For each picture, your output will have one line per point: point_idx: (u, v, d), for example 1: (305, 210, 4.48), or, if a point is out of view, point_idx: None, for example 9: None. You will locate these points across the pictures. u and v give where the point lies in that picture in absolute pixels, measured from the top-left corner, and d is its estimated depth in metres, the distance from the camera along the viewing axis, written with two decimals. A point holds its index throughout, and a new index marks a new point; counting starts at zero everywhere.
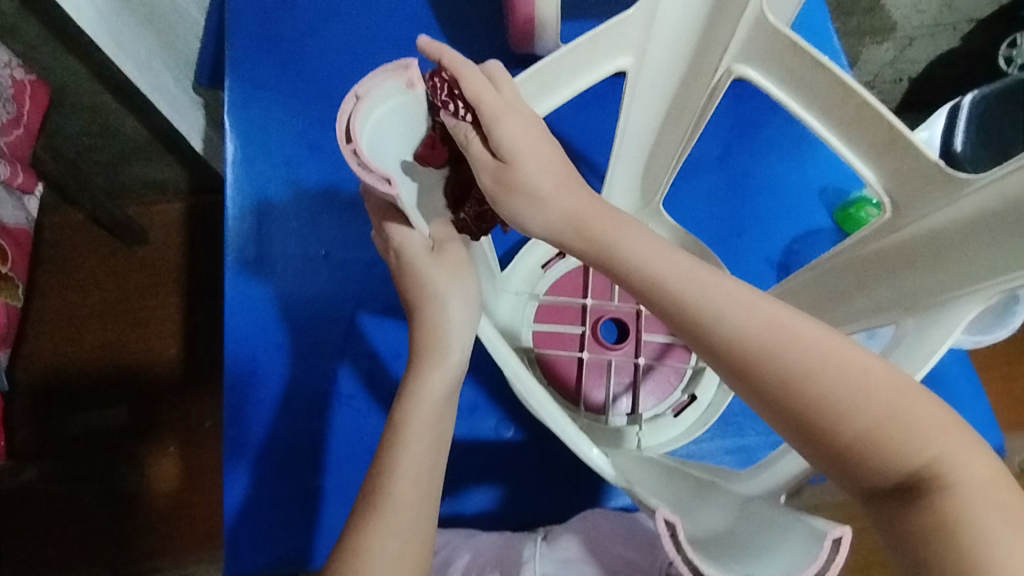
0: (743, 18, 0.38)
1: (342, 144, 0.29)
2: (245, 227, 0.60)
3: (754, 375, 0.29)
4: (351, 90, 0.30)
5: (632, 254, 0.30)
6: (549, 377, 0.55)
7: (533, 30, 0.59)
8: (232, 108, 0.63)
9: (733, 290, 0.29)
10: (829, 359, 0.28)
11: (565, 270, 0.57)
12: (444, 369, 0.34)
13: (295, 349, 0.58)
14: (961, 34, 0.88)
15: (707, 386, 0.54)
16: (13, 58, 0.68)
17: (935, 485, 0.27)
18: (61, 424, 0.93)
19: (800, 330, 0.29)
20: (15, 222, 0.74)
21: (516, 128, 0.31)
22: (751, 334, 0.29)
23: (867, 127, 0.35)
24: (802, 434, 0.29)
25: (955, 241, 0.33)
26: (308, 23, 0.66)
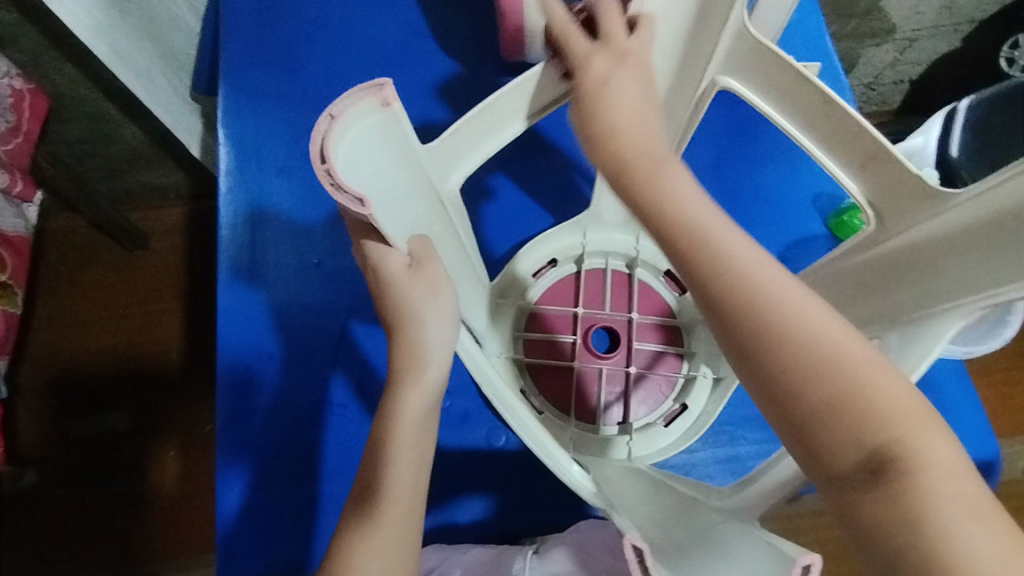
0: (725, 33, 0.37)
1: (316, 164, 0.29)
2: (238, 235, 0.60)
3: (731, 321, 0.27)
4: (325, 109, 0.30)
5: (667, 191, 0.29)
6: (538, 386, 0.55)
7: (523, 38, 0.59)
8: (226, 117, 0.63)
9: (725, 236, 0.28)
10: (812, 314, 0.26)
11: (556, 278, 0.57)
12: (426, 384, 0.34)
13: (288, 357, 0.58)
14: (962, 35, 0.87)
15: (699, 395, 0.54)
16: (12, 67, 0.69)
17: (897, 470, 0.24)
18: (64, 428, 0.94)
19: (788, 282, 0.27)
20: (14, 230, 0.74)
21: (604, 70, 0.33)
22: (738, 278, 0.27)
23: (851, 140, 0.35)
24: (769, 393, 0.27)
25: (936, 254, 0.32)
26: (301, 30, 0.67)
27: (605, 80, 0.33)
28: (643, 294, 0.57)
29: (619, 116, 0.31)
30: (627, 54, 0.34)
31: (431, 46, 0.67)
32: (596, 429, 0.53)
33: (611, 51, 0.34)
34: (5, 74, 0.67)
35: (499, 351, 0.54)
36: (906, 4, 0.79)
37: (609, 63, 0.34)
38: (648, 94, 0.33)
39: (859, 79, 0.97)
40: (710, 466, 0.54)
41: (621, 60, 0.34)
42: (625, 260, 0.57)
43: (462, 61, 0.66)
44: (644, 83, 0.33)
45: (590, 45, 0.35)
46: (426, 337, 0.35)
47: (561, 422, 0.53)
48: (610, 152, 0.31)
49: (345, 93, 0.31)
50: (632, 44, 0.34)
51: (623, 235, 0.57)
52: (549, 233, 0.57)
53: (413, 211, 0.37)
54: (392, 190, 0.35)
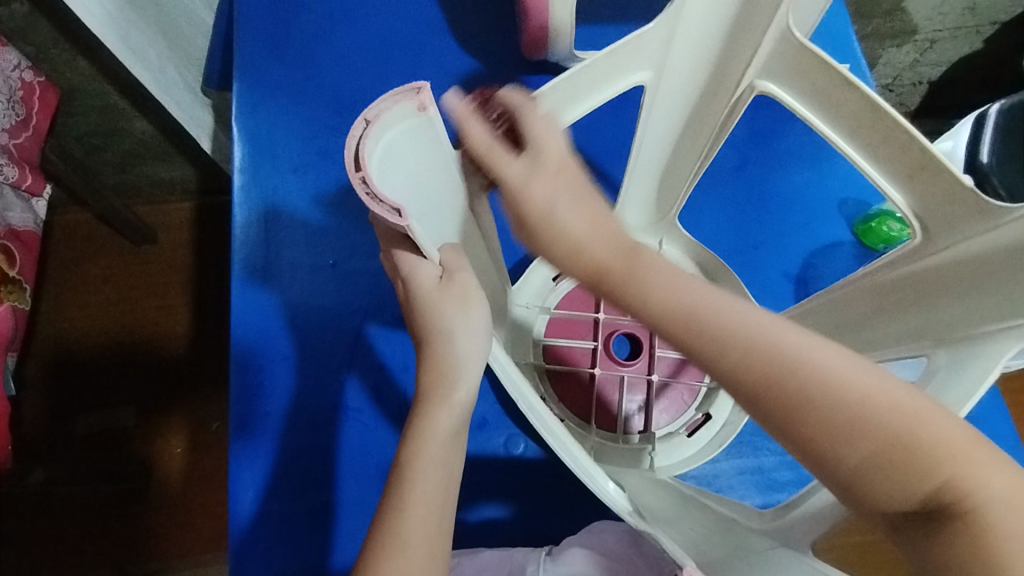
0: (766, 35, 0.37)
1: (351, 172, 0.28)
2: (252, 233, 0.59)
3: (756, 393, 0.27)
4: (361, 114, 0.29)
5: (657, 285, 0.29)
6: (557, 394, 0.54)
7: (546, 36, 0.58)
8: (240, 113, 0.62)
9: (730, 313, 0.28)
10: (839, 369, 0.26)
11: (577, 284, 0.56)
12: (452, 405, 0.34)
13: (303, 361, 0.57)
14: (984, 37, 0.85)
15: (723, 404, 0.53)
16: (23, 60, 0.68)
17: (955, 511, 0.24)
18: (69, 425, 0.94)
19: (805, 343, 0.27)
20: (22, 225, 0.74)
21: (544, 193, 0.31)
22: (753, 352, 0.27)
23: (898, 151, 0.34)
24: (807, 456, 0.27)
25: (985, 272, 0.32)
26: (317, 25, 0.65)
27: (548, 206, 0.31)
28: None
29: (577, 231, 0.30)
30: (558, 164, 0.33)
31: (449, 43, 0.65)
32: (617, 438, 0.52)
33: (541, 170, 0.32)
34: (17, 67, 0.66)
35: (520, 355, 0.53)
36: (930, 5, 0.77)
37: (546, 182, 0.32)
38: (592, 202, 0.31)
39: (877, 79, 0.96)
40: (733, 478, 0.53)
41: (557, 175, 0.32)
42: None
43: (481, 58, 0.65)
44: (583, 192, 0.32)
45: (518, 163, 0.33)
46: (460, 349, 0.35)
47: (582, 430, 0.52)
48: (581, 268, 0.30)
49: (382, 96, 0.30)
50: (561, 157, 0.33)
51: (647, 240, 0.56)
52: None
53: (443, 219, 0.37)
54: (425, 198, 0.34)
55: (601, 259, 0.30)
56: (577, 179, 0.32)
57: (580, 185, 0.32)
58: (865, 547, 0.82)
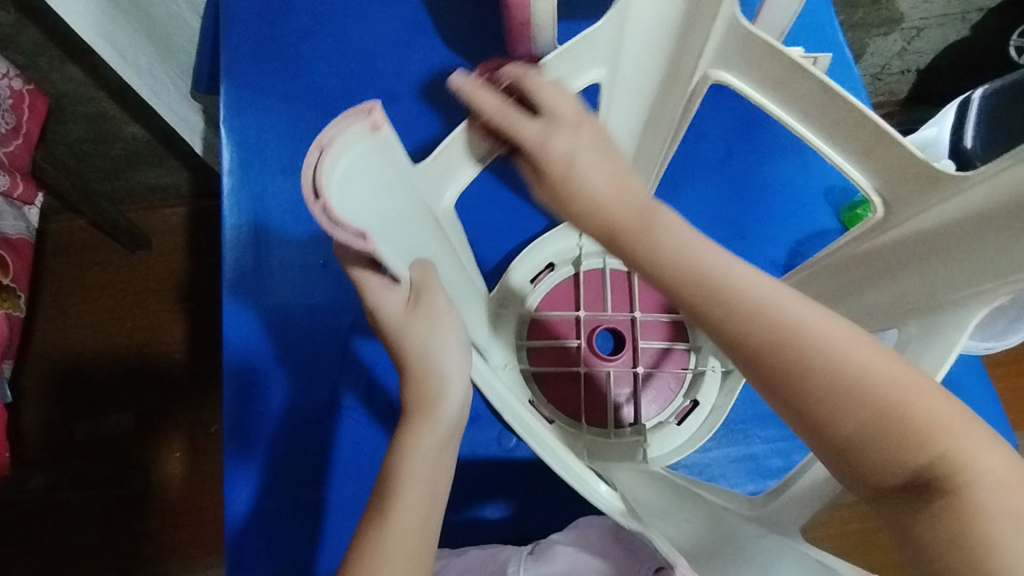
0: (716, 24, 0.39)
1: (310, 202, 0.28)
2: (242, 234, 0.60)
3: (737, 343, 0.27)
4: (314, 141, 0.29)
5: (666, 243, 0.29)
6: (546, 396, 0.55)
7: (529, 32, 0.58)
8: (227, 114, 0.62)
9: (734, 276, 0.28)
10: (821, 327, 0.27)
11: (556, 281, 0.57)
12: (438, 423, 0.35)
13: (295, 359, 0.57)
14: (970, 24, 0.85)
15: (709, 390, 0.53)
16: (11, 68, 0.68)
17: (944, 487, 0.24)
18: (67, 430, 0.94)
19: (804, 314, 0.27)
20: (15, 233, 0.74)
21: (564, 148, 0.33)
22: (737, 304, 0.27)
23: (852, 129, 0.36)
24: (806, 422, 0.27)
25: (950, 248, 0.32)
26: (302, 27, 0.66)
27: (570, 157, 0.32)
28: (644, 293, 0.57)
29: (598, 189, 0.31)
30: (579, 123, 0.34)
31: (434, 40, 0.66)
32: (608, 435, 0.53)
33: (561, 126, 0.34)
34: (4, 75, 0.67)
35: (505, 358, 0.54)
36: None
37: (566, 138, 0.33)
38: (613, 159, 0.32)
39: (865, 70, 0.96)
40: (725, 466, 0.54)
41: (576, 131, 0.34)
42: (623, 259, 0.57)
43: (466, 56, 0.65)
44: (607, 150, 0.33)
45: (536, 126, 0.35)
46: (442, 364, 0.36)
47: (573, 430, 0.53)
48: (598, 223, 0.31)
49: (334, 121, 0.30)
50: (578, 114, 0.35)
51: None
52: (546, 237, 0.56)
53: (409, 234, 0.37)
54: (387, 214, 0.35)
55: (621, 216, 0.30)
56: (599, 135, 0.34)
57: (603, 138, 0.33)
58: (863, 535, 0.82)
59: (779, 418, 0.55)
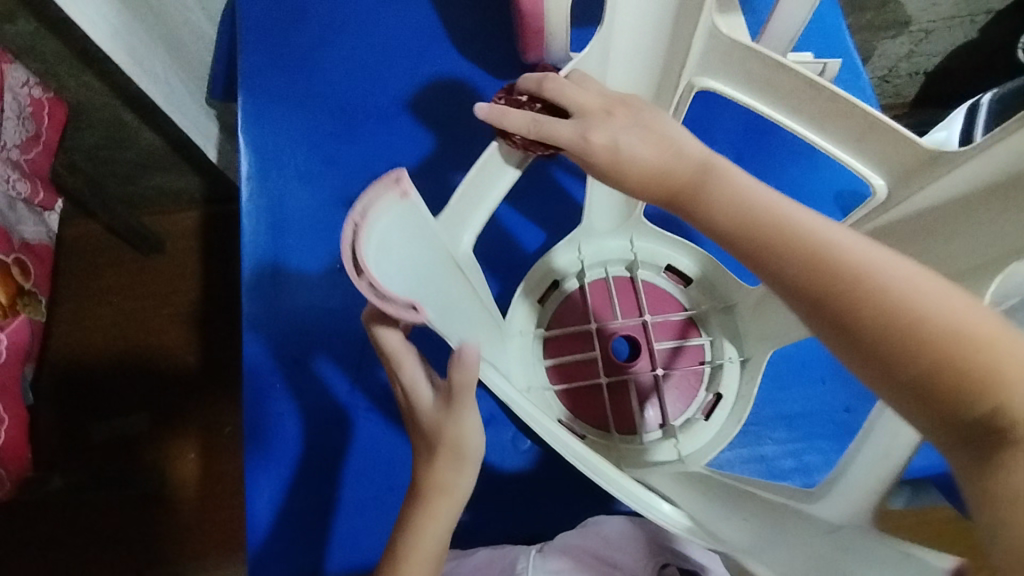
0: (698, 35, 0.41)
1: (356, 278, 0.30)
2: (260, 240, 0.61)
3: (795, 281, 0.29)
4: (349, 214, 0.31)
5: (726, 196, 0.32)
6: (574, 412, 0.55)
7: (542, 38, 0.59)
8: (246, 122, 0.64)
9: (796, 219, 0.30)
10: (874, 256, 0.28)
11: (562, 299, 0.57)
12: (450, 509, 0.38)
13: (313, 362, 0.58)
14: (978, 26, 0.85)
15: (731, 381, 0.54)
16: (31, 77, 0.69)
17: (1004, 437, 0.23)
18: (84, 432, 0.95)
19: (868, 253, 0.28)
20: (35, 238, 0.76)
21: (605, 137, 0.37)
22: (789, 238, 0.29)
23: (857, 125, 0.37)
24: (864, 359, 0.27)
25: (956, 227, 0.34)
26: (317, 35, 0.67)
27: (614, 143, 0.36)
28: (651, 295, 0.57)
29: (646, 159, 0.35)
30: (611, 113, 0.38)
31: (447, 47, 0.67)
32: (640, 442, 0.53)
33: (593, 122, 0.38)
34: (26, 84, 0.68)
35: (529, 381, 0.54)
36: None
37: (603, 129, 0.37)
38: (655, 133, 0.36)
39: (873, 72, 0.96)
40: (737, 466, 0.55)
41: (608, 118, 0.37)
42: (625, 264, 0.58)
43: (479, 62, 0.66)
44: (646, 132, 0.36)
45: (571, 124, 0.38)
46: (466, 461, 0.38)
47: (605, 441, 0.53)
48: (658, 188, 0.34)
49: (364, 191, 0.32)
50: (602, 104, 0.39)
51: (618, 241, 0.57)
52: (546, 256, 0.57)
53: (442, 284, 0.39)
54: (422, 268, 0.36)
55: (677, 177, 0.34)
56: (635, 117, 0.37)
57: (638, 116, 0.37)
58: None
59: (789, 417, 0.56)
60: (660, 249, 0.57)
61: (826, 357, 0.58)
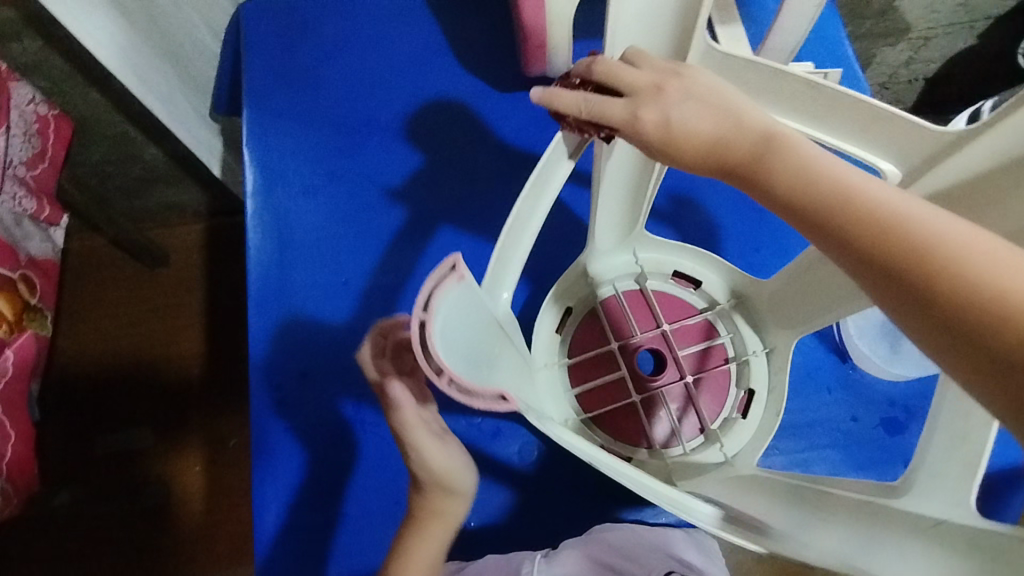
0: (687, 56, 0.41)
1: (438, 381, 0.29)
2: (267, 255, 0.62)
3: (866, 249, 0.25)
4: (415, 308, 0.30)
5: (793, 160, 0.28)
6: (611, 434, 0.54)
7: (544, 52, 0.59)
8: (252, 138, 0.65)
9: (871, 186, 0.26)
10: (955, 228, 0.24)
11: (578, 324, 0.56)
12: (435, 540, 0.41)
13: (319, 376, 0.58)
14: (978, 32, 0.86)
15: (760, 374, 0.53)
16: (37, 94, 0.70)
17: None
18: (90, 447, 0.96)
19: (951, 224, 0.24)
20: (41, 254, 0.76)
21: (657, 113, 0.32)
22: (859, 205, 0.26)
23: (866, 135, 0.37)
24: (944, 337, 0.23)
25: None
26: (322, 50, 0.68)
27: (665, 114, 0.32)
28: (663, 303, 0.57)
29: (703, 128, 0.31)
30: (664, 85, 0.33)
31: (450, 61, 0.67)
32: (685, 453, 0.52)
33: (646, 98, 0.33)
34: (31, 101, 0.69)
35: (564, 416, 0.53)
36: (922, 3, 0.79)
37: (654, 104, 0.32)
38: (714, 101, 0.31)
39: (873, 79, 0.97)
40: None
41: (661, 91, 0.32)
42: (632, 278, 0.57)
43: (482, 75, 0.67)
44: (706, 100, 0.31)
45: (622, 101, 0.33)
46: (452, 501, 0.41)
47: (655, 460, 0.52)
48: (716, 160, 0.31)
49: (422, 284, 0.31)
50: (657, 78, 0.33)
51: (621, 256, 0.56)
52: (556, 286, 0.55)
53: (493, 346, 0.38)
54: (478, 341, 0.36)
55: (739, 146, 0.30)
56: (693, 86, 0.32)
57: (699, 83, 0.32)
58: None
59: (799, 427, 0.56)
60: (663, 255, 0.56)
61: (836, 366, 0.58)
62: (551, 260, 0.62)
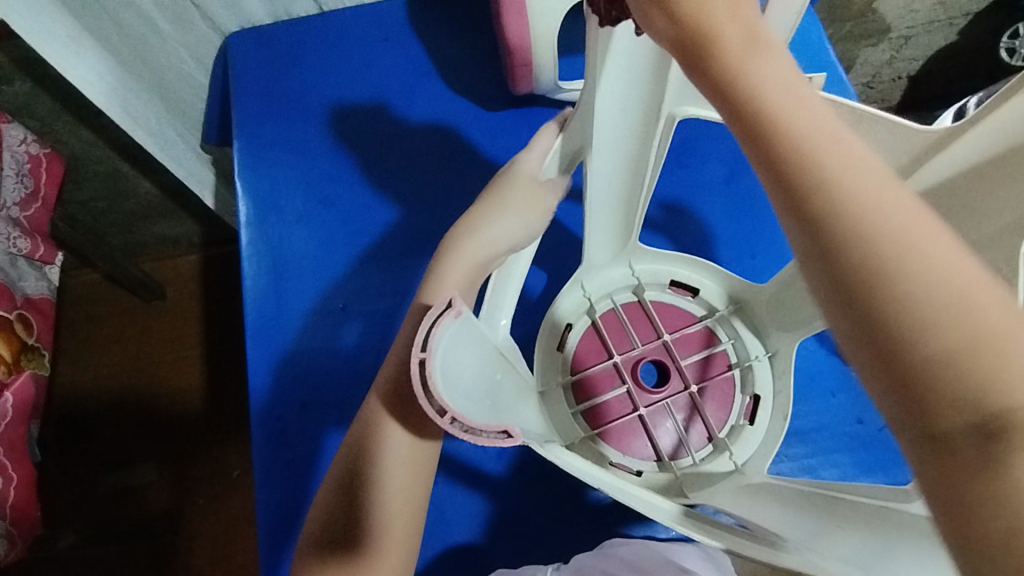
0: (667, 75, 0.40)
1: (443, 422, 0.30)
2: (263, 285, 0.62)
3: (818, 207, 0.21)
4: (415, 351, 0.30)
5: (768, 82, 0.22)
6: (620, 450, 0.53)
7: (531, 71, 0.60)
8: (242, 169, 0.65)
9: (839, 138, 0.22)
10: (910, 208, 0.21)
11: (578, 339, 0.55)
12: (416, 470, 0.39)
13: (319, 402, 0.58)
14: (958, 29, 0.87)
15: (764, 379, 0.53)
16: (28, 134, 0.70)
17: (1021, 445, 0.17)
18: (91, 485, 0.95)
19: (907, 207, 0.20)
20: (37, 293, 0.76)
21: None
22: (820, 148, 0.21)
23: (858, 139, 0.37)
24: (875, 324, 0.20)
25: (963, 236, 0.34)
26: (310, 79, 0.68)
27: None
28: (663, 313, 0.56)
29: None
30: None
31: (438, 83, 0.68)
32: (695, 463, 0.52)
33: None
34: (22, 142, 0.69)
35: (569, 439, 0.51)
36: (900, 3, 0.80)
37: None
38: None
39: (857, 79, 0.98)
40: None
41: None
42: (630, 290, 0.57)
43: (470, 96, 0.67)
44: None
45: None
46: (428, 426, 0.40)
47: (666, 474, 0.51)
48: (690, 37, 0.23)
49: (422, 328, 0.31)
50: None
51: (617, 270, 0.56)
52: (545, 319, 0.55)
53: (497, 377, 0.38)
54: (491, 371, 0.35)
55: (725, 32, 0.23)
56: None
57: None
58: None
59: (803, 433, 0.56)
60: (659, 266, 0.56)
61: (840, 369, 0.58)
62: (547, 276, 0.62)
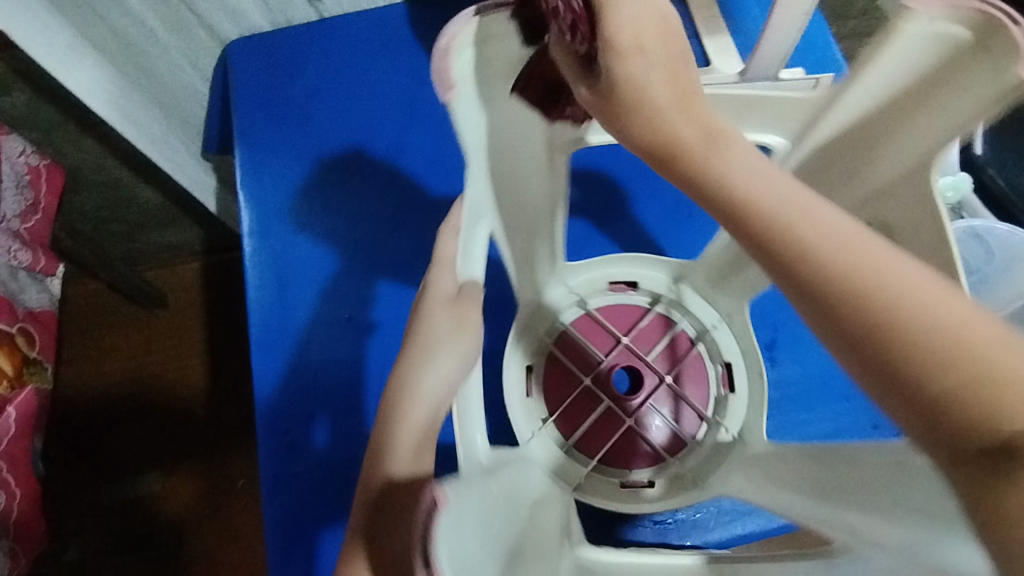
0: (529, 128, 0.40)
1: None
2: (266, 296, 0.61)
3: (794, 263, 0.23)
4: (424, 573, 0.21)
5: (727, 168, 0.26)
6: (625, 464, 0.52)
7: None
8: (245, 179, 0.64)
9: (803, 202, 0.24)
10: (883, 253, 0.22)
11: (540, 381, 0.53)
12: None
13: (326, 413, 0.57)
14: None
15: (727, 344, 0.53)
16: (27, 145, 0.70)
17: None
18: (95, 497, 0.94)
19: (879, 252, 0.22)
20: (38, 305, 0.76)
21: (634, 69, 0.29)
22: (790, 214, 0.23)
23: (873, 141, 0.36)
24: (869, 361, 0.21)
25: None
26: (309, 86, 0.67)
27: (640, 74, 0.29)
28: (612, 316, 0.55)
29: (660, 100, 0.28)
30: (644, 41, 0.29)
31: None
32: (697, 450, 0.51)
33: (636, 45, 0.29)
34: (22, 153, 0.69)
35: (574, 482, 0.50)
36: None
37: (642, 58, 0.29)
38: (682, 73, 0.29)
39: None
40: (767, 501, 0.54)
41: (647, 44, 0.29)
42: (575, 307, 0.55)
43: None
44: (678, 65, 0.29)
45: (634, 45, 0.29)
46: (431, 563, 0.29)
47: (673, 473, 0.51)
48: (653, 138, 0.28)
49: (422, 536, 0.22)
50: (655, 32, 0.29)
51: (554, 295, 0.54)
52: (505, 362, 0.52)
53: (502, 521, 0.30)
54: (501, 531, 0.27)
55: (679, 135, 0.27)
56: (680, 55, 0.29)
57: (673, 52, 0.29)
58: None
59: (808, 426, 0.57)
60: (591, 274, 0.55)
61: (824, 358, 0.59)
62: None
